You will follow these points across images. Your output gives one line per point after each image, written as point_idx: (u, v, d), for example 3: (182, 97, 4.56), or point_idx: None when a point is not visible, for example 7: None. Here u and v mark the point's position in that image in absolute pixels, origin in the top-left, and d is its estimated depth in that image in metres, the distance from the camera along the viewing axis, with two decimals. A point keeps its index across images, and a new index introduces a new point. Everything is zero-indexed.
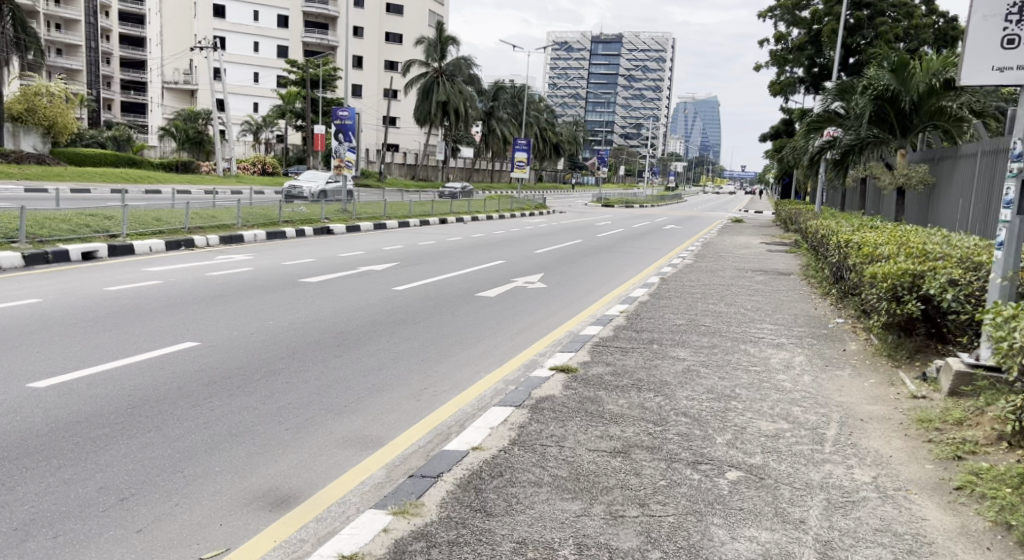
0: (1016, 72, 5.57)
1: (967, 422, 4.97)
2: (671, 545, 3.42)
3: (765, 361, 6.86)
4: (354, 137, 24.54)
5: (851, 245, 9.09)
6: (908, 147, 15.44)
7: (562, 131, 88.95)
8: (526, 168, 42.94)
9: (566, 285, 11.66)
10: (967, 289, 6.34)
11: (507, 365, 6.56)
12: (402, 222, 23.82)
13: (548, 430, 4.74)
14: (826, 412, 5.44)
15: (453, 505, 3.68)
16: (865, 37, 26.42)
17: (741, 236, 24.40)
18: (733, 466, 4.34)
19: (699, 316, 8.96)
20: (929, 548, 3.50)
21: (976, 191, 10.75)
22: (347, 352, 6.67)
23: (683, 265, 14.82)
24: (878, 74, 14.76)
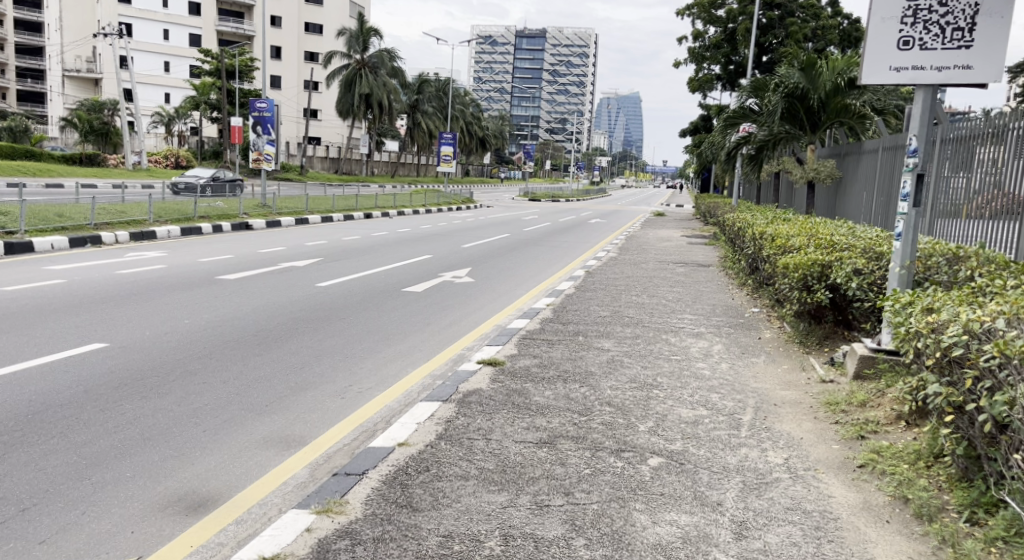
0: (913, 71, 5.86)
1: (869, 404, 5.27)
2: (594, 532, 3.51)
3: (685, 350, 7.08)
4: (273, 130, 24.00)
5: (765, 237, 9.46)
6: (817, 142, 16.08)
7: (488, 126, 89.09)
8: (451, 162, 42.81)
9: (492, 279, 11.70)
10: (869, 277, 6.69)
11: (434, 360, 6.58)
12: (325, 217, 23.46)
13: (475, 424, 4.78)
14: (743, 398, 5.66)
15: (378, 502, 3.69)
16: (776, 36, 27.37)
17: (663, 228, 24.97)
18: (654, 452, 4.48)
19: (622, 308, 9.17)
20: (835, 523, 3.69)
21: (879, 184, 11.29)
22: (269, 351, 6.56)
23: (607, 258, 15.03)
24: (788, 72, 15.35)
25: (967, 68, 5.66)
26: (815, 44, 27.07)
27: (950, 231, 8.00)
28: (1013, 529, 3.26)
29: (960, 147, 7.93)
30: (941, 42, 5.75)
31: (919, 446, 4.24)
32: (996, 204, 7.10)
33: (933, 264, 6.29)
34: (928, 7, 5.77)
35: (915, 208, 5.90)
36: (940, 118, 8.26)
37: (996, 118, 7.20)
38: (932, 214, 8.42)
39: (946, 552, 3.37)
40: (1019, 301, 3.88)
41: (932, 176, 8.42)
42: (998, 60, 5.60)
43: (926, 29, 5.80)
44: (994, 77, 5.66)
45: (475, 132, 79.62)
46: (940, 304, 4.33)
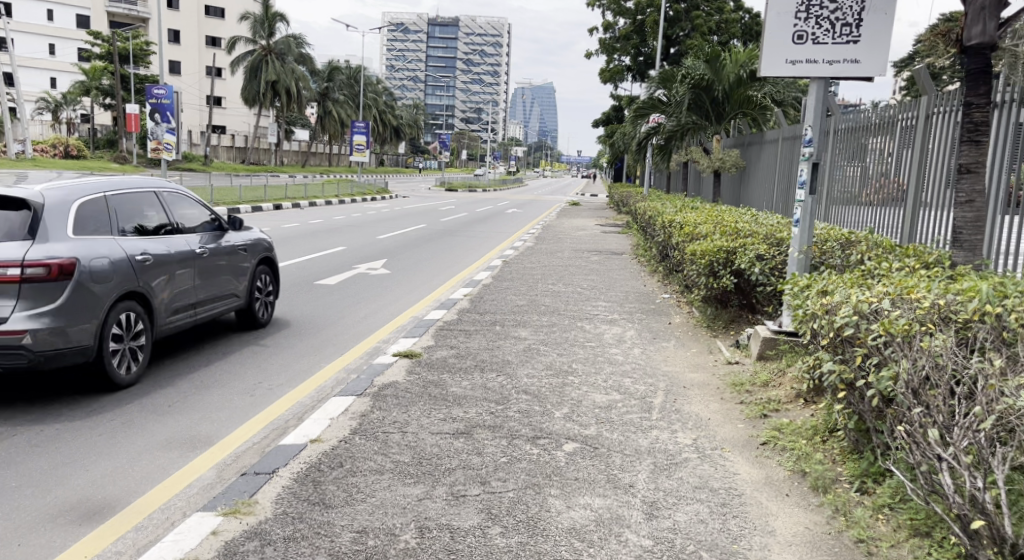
0: (807, 64, 6.11)
1: (771, 383, 5.51)
2: (510, 519, 3.55)
3: (599, 336, 7.21)
4: (173, 118, 23.03)
5: (675, 225, 9.74)
6: (722, 132, 16.59)
7: (403, 116, 88.15)
8: (364, 151, 42.10)
9: (408, 270, 11.63)
10: (771, 263, 6.99)
11: (348, 354, 6.48)
12: (231, 208, 22.76)
13: (390, 417, 4.75)
14: (654, 381, 5.82)
15: (290, 501, 3.63)
16: (683, 29, 27.94)
17: (579, 218, 25.31)
18: (569, 438, 4.56)
19: (538, 296, 9.28)
20: (740, 499, 3.84)
21: (779, 173, 11.75)
22: (170, 349, 6.33)
23: (524, 248, 15.13)
24: (694, 64, 15.80)
25: (856, 62, 5.96)
26: (719, 38, 28.01)
27: (844, 218, 8.42)
28: (898, 496, 3.49)
29: (852, 138, 8.34)
30: (831, 37, 6.03)
31: (816, 422, 4.47)
32: (884, 191, 7.49)
33: (828, 248, 6.59)
34: (819, 3, 6.01)
35: (811, 196, 6.18)
36: (834, 110, 8.69)
37: (884, 110, 7.58)
38: (828, 202, 8.86)
39: (839, 520, 3.56)
40: (902, 283, 4.14)
41: (828, 166, 8.87)
42: (882, 55, 5.91)
43: (818, 24, 6.05)
44: (879, 71, 5.97)
45: (388, 121, 78.48)
46: (833, 287, 4.55)
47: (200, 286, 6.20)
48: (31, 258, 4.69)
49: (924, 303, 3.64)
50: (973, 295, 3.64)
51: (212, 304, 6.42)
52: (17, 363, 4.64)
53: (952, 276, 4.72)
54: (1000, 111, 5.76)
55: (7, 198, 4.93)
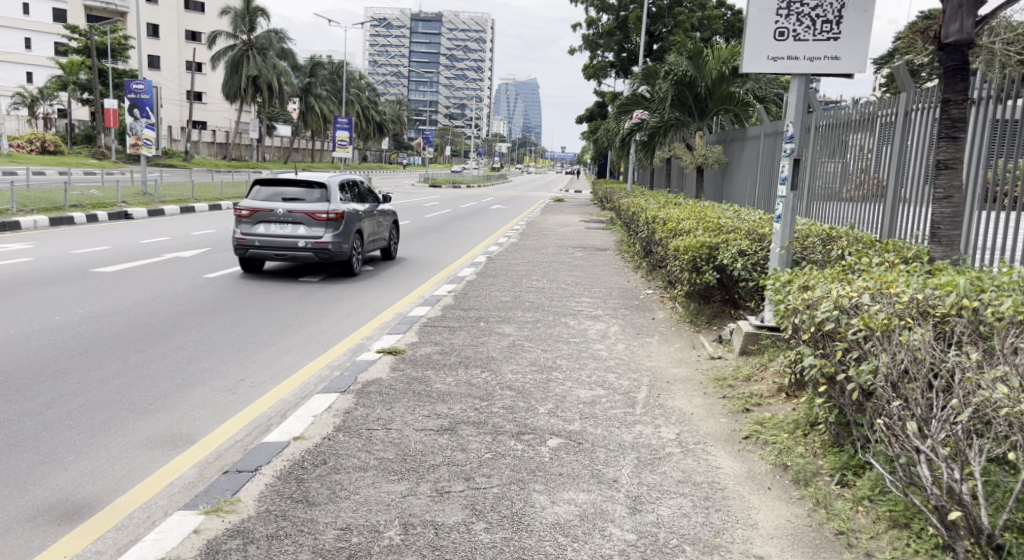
0: (788, 61, 6.15)
1: (754, 377, 5.55)
2: (494, 515, 3.55)
3: (583, 332, 7.23)
4: (152, 114, 22.87)
5: (658, 221, 9.77)
6: (705, 128, 16.66)
7: (386, 111, 87.81)
8: (347, 147, 41.91)
9: (392, 267, 11.61)
10: (753, 258, 7.03)
11: (331, 351, 6.45)
12: (211, 204, 22.59)
13: (374, 414, 4.74)
14: (638, 376, 5.85)
15: (273, 499, 3.62)
16: (666, 25, 28.03)
17: (563, 214, 25.32)
18: (553, 433, 4.57)
19: (523, 292, 9.28)
20: (723, 493, 3.87)
21: (761, 169, 11.83)
22: (151, 347, 6.28)
23: (508, 244, 15.13)
24: (677, 60, 15.86)
25: (835, 58, 6.00)
26: (701, 34, 28.07)
27: (825, 213, 8.50)
28: (878, 488, 3.54)
29: (832, 134, 8.40)
30: (812, 34, 6.07)
31: (797, 416, 4.51)
32: (865, 187, 7.56)
33: (809, 244, 6.64)
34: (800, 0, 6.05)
35: (793, 192, 6.22)
36: (814, 106, 8.76)
37: (864, 107, 7.65)
38: (810, 197, 8.95)
39: (820, 513, 3.59)
40: (882, 278, 4.19)
41: (809, 162, 8.94)
42: (862, 51, 5.96)
43: (798, 21, 6.09)
44: (859, 68, 6.02)
45: (371, 117, 78.14)
46: (814, 282, 4.59)
47: (364, 233, 10.92)
48: (330, 209, 9.99)
49: (903, 297, 3.67)
50: (950, 289, 3.68)
51: (366, 244, 11.12)
52: (327, 256, 9.93)
53: (930, 271, 4.79)
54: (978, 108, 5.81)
55: (314, 179, 10.23)
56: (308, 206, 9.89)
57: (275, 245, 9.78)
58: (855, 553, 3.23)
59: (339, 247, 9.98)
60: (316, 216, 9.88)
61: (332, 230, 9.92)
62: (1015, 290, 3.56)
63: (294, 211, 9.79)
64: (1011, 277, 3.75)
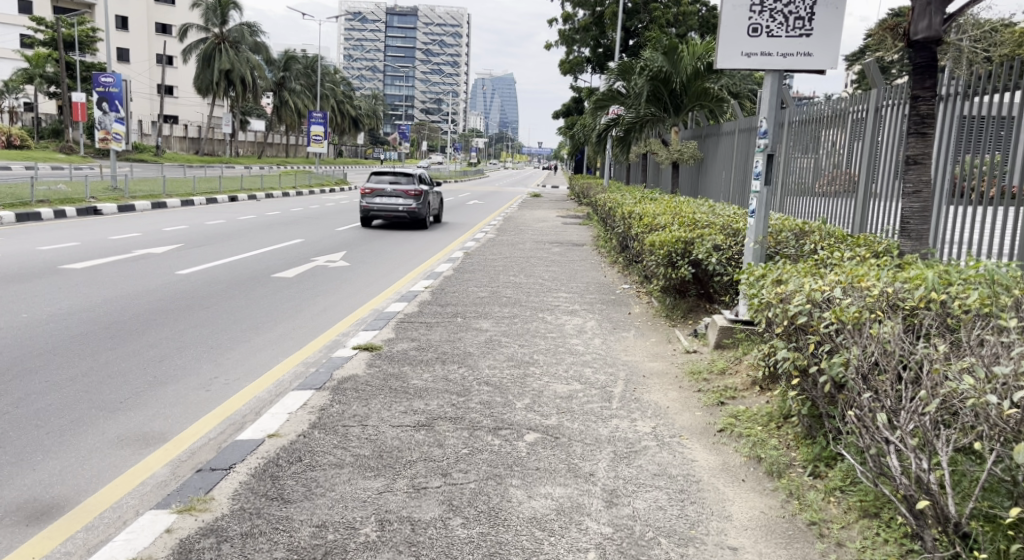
0: (761, 57, 6.20)
1: (728, 370, 5.61)
2: (471, 510, 3.56)
3: (560, 327, 7.26)
4: (121, 108, 22.51)
5: (634, 216, 9.82)
6: (680, 124, 16.76)
7: (361, 106, 87.29)
8: (321, 142, 41.58)
9: (368, 263, 11.56)
10: (727, 253, 7.09)
11: (307, 348, 6.42)
12: (183, 199, 22.34)
13: (350, 410, 4.73)
14: (614, 370, 5.89)
15: (247, 496, 3.60)
16: (641, 20, 28.14)
17: (540, 210, 25.32)
18: (530, 428, 4.59)
19: (500, 288, 9.29)
20: (697, 485, 3.91)
21: (736, 165, 11.91)
22: (122, 344, 6.20)
23: (486, 239, 15.13)
24: (652, 56, 15.93)
25: (808, 55, 6.07)
26: (677, 30, 28.18)
27: (799, 208, 8.60)
28: (848, 479, 3.59)
29: (805, 129, 8.50)
30: (784, 31, 6.13)
31: (771, 409, 4.57)
32: (837, 182, 7.65)
33: (782, 238, 6.71)
34: None
35: (766, 187, 6.29)
36: (788, 103, 8.86)
37: (836, 103, 7.73)
38: (784, 192, 9.06)
39: (793, 504, 3.64)
40: (853, 272, 4.25)
41: (783, 157, 9.04)
42: (834, 48, 6.03)
43: (771, 18, 6.15)
44: (831, 64, 6.09)
45: (347, 111, 77.59)
46: (787, 276, 4.64)
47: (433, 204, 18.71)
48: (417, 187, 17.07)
49: (873, 291, 3.73)
50: (919, 283, 3.75)
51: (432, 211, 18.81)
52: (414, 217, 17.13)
53: (900, 265, 4.86)
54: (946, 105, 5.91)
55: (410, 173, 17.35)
56: (405, 186, 16.94)
57: (386, 210, 16.84)
58: (827, 543, 3.28)
59: (421, 210, 17.04)
60: (409, 193, 16.96)
61: (416, 200, 16.96)
62: (982, 284, 3.64)
63: (398, 190, 16.80)
64: (979, 271, 3.83)
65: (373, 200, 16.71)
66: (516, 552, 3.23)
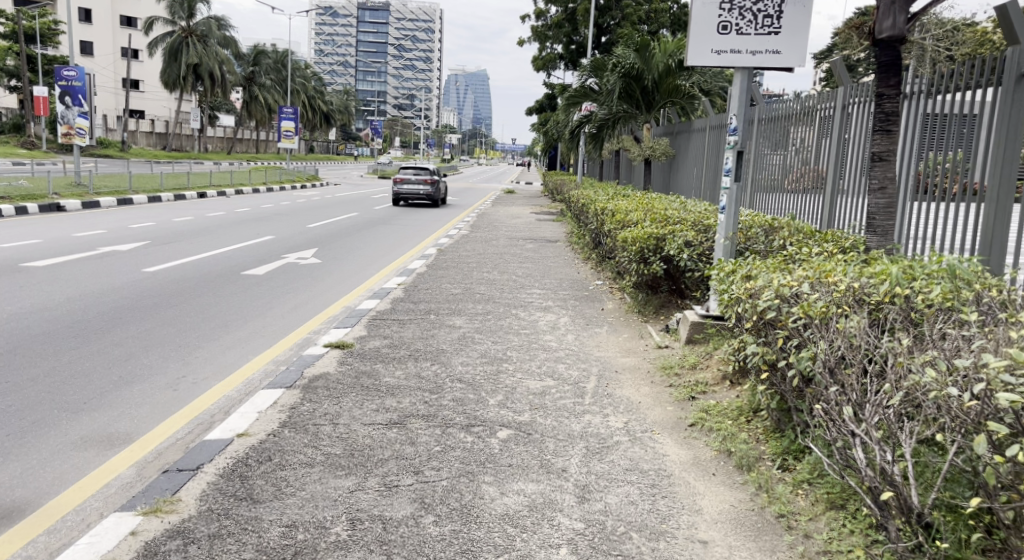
0: (731, 55, 6.25)
1: (699, 365, 5.66)
2: (443, 508, 3.55)
3: (534, 323, 7.27)
4: (85, 102, 22.13)
5: (607, 212, 9.86)
6: (652, 121, 16.86)
7: (333, 101, 86.63)
8: (292, 138, 41.21)
9: (339, 260, 11.48)
10: (698, 249, 7.15)
11: (277, 346, 6.35)
12: (150, 196, 22.03)
13: (321, 409, 4.70)
14: (587, 366, 5.92)
15: (215, 497, 3.56)
16: (613, 17, 28.25)
17: (513, 206, 25.30)
18: (503, 425, 4.59)
19: (473, 284, 9.28)
20: (669, 480, 3.94)
21: (707, 162, 12.01)
22: (87, 344, 6.10)
23: (459, 236, 15.12)
24: (624, 53, 16.00)
25: (777, 52, 6.13)
26: (648, 27, 28.26)
27: (769, 204, 8.69)
28: (816, 472, 3.65)
29: (775, 126, 8.59)
30: (754, 28, 6.18)
31: (741, 403, 4.62)
32: (805, 178, 7.74)
33: (752, 234, 6.77)
34: None
35: (736, 184, 6.35)
36: (758, 100, 8.95)
37: (805, 100, 7.81)
38: (753, 188, 9.15)
39: (761, 496, 3.68)
40: (821, 267, 4.31)
41: (753, 154, 9.14)
42: (801, 46, 6.10)
43: (741, 15, 6.19)
44: (799, 62, 6.15)
45: (317, 107, 76.93)
46: (756, 272, 4.69)
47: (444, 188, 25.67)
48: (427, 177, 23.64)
49: (840, 285, 3.78)
50: (884, 278, 3.82)
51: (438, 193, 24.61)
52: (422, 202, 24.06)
53: (866, 260, 4.94)
54: (910, 103, 6.13)
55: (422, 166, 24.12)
56: (423, 178, 23.58)
57: (410, 193, 23.40)
58: (795, 535, 3.32)
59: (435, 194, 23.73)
60: (427, 181, 23.54)
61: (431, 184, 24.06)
62: (944, 279, 3.73)
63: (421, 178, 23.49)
64: (940, 266, 3.92)
65: (402, 187, 23.43)
66: (488, 550, 3.23)
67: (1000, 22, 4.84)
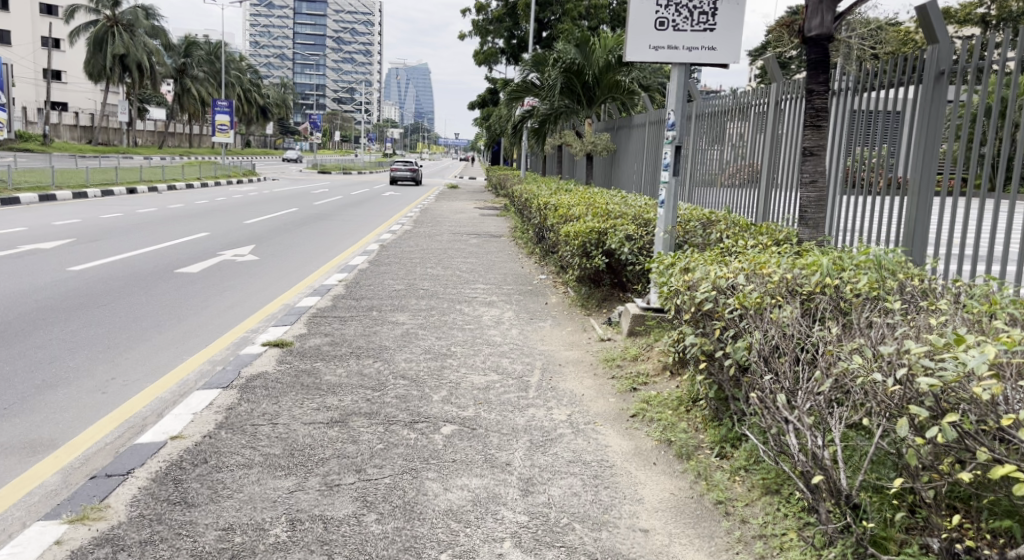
0: (668, 51, 6.32)
1: (641, 357, 5.75)
2: (386, 505, 3.53)
3: (478, 318, 7.27)
4: (3, 93, 21.22)
5: (549, 207, 9.92)
6: (594, 116, 16.99)
7: (270, 95, 84.97)
8: (228, 132, 40.27)
9: (278, 256, 11.26)
10: (639, 242, 7.23)
11: (212, 346, 6.20)
12: (75, 191, 21.28)
13: (260, 409, 4.62)
14: (531, 360, 5.94)
15: (146, 502, 3.46)
16: (554, 13, 28.39)
17: (457, 202, 25.18)
18: (446, 421, 4.58)
19: (416, 280, 9.22)
20: (611, 470, 3.99)
21: (647, 157, 12.16)
22: (7, 346, 5.85)
23: (401, 231, 14.98)
24: (565, 48, 16.08)
25: (712, 49, 6.24)
26: (588, 23, 28.44)
27: (707, 198, 8.86)
28: (752, 458, 3.74)
29: (712, 122, 8.75)
30: (690, 25, 6.28)
31: (680, 393, 4.70)
32: (741, 174, 7.92)
33: (690, 228, 6.89)
34: None
35: (675, 178, 6.44)
36: (695, 96, 9.11)
37: (741, 96, 7.97)
38: (692, 182, 9.32)
39: (701, 484, 3.76)
40: (755, 259, 4.41)
41: (691, 149, 9.30)
42: (735, 43, 6.24)
43: (677, 11, 6.29)
44: (733, 59, 6.30)
45: (253, 100, 75.30)
46: (694, 264, 4.76)
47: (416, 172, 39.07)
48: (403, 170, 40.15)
49: (774, 277, 3.87)
50: (815, 269, 3.94)
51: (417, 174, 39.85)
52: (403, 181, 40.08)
53: (799, 252, 5.09)
54: (838, 99, 6.34)
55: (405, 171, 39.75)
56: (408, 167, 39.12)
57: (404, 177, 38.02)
58: (732, 520, 3.40)
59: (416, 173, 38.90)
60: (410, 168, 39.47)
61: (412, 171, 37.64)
62: (871, 269, 3.86)
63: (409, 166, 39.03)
64: (867, 257, 4.06)
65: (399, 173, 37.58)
66: (432, 546, 3.21)
67: (921, 22, 4.98)
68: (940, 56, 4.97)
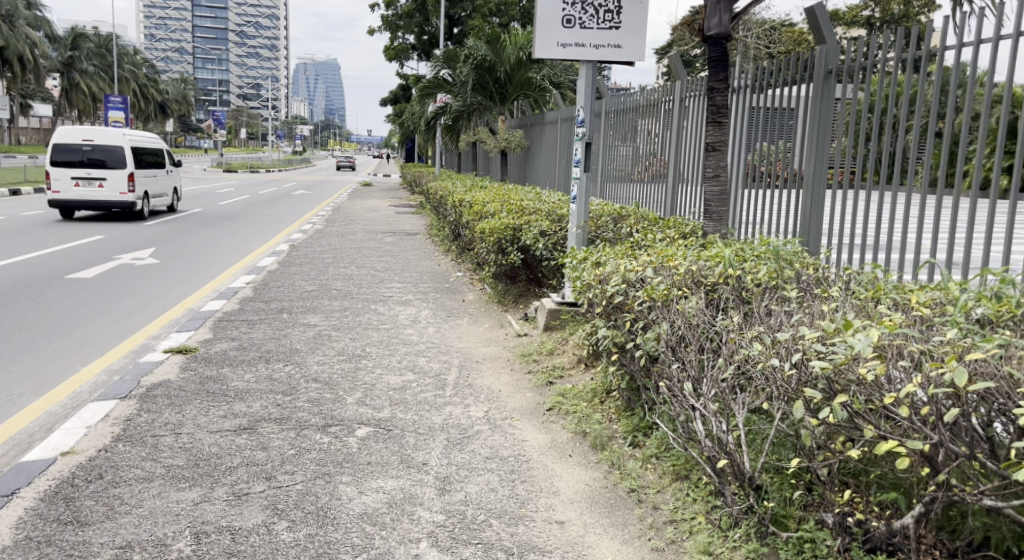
0: (575, 48, 6.38)
1: (557, 351, 5.80)
2: (298, 512, 3.44)
3: (394, 317, 7.19)
4: None
5: (465, 203, 9.88)
6: (506, 112, 17.04)
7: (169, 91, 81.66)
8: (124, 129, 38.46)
9: (181, 259, 10.84)
10: (552, 238, 7.28)
11: (110, 354, 5.93)
12: None
13: (161, 419, 4.43)
14: (448, 358, 5.91)
15: (34, 524, 3.27)
16: (464, 9, 28.40)
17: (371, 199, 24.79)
18: (361, 423, 4.50)
19: (329, 280, 9.05)
20: (528, 465, 4.01)
21: (560, 154, 12.27)
22: None
23: (313, 230, 14.69)
24: (475, 45, 16.09)
25: (618, 47, 6.35)
26: (499, 19, 28.52)
27: (619, 193, 9.03)
28: (662, 446, 3.83)
29: (621, 118, 8.90)
30: (595, 22, 6.37)
31: (594, 386, 4.78)
32: (650, 169, 8.10)
33: (602, 222, 6.98)
34: None
35: (585, 173, 6.53)
36: (604, 93, 9.27)
37: (648, 93, 8.13)
38: (604, 178, 9.48)
39: (614, 473, 3.82)
40: (663, 252, 4.52)
41: (602, 145, 9.46)
42: (640, 41, 6.36)
43: (583, 10, 6.36)
44: (638, 56, 6.41)
45: (150, 96, 72.12)
46: (605, 258, 4.84)
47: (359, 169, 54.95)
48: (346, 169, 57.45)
49: (680, 269, 3.97)
50: (718, 261, 4.06)
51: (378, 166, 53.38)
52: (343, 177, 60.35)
53: (703, 243, 5.24)
54: (738, 96, 6.57)
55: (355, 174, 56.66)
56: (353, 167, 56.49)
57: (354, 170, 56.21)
58: (644, 507, 3.46)
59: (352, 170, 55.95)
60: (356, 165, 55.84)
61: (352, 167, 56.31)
62: (770, 259, 4.01)
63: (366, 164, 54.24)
64: (767, 248, 4.21)
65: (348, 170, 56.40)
66: (345, 551, 3.16)
67: (810, 23, 5.20)
68: (828, 56, 5.21)
